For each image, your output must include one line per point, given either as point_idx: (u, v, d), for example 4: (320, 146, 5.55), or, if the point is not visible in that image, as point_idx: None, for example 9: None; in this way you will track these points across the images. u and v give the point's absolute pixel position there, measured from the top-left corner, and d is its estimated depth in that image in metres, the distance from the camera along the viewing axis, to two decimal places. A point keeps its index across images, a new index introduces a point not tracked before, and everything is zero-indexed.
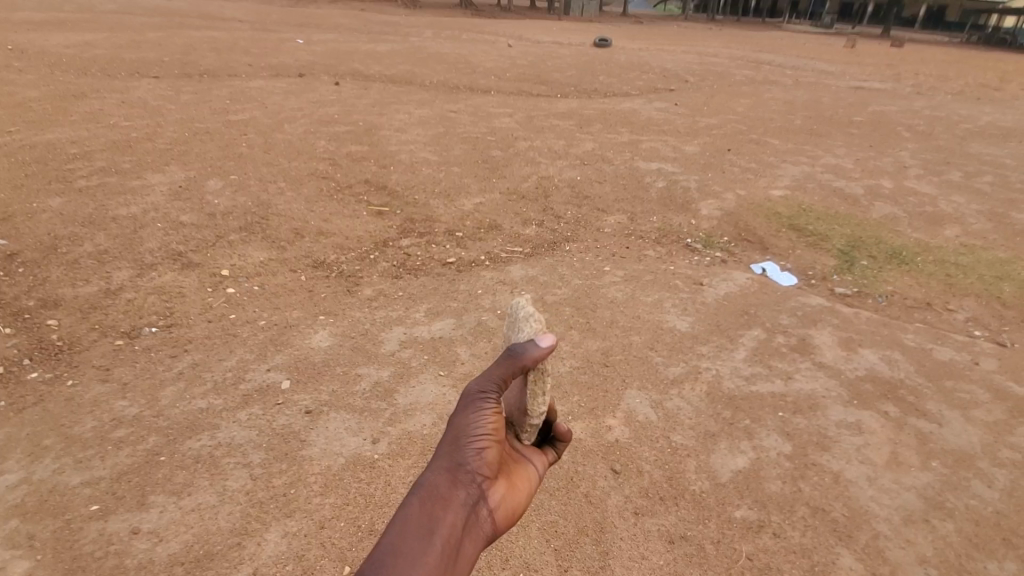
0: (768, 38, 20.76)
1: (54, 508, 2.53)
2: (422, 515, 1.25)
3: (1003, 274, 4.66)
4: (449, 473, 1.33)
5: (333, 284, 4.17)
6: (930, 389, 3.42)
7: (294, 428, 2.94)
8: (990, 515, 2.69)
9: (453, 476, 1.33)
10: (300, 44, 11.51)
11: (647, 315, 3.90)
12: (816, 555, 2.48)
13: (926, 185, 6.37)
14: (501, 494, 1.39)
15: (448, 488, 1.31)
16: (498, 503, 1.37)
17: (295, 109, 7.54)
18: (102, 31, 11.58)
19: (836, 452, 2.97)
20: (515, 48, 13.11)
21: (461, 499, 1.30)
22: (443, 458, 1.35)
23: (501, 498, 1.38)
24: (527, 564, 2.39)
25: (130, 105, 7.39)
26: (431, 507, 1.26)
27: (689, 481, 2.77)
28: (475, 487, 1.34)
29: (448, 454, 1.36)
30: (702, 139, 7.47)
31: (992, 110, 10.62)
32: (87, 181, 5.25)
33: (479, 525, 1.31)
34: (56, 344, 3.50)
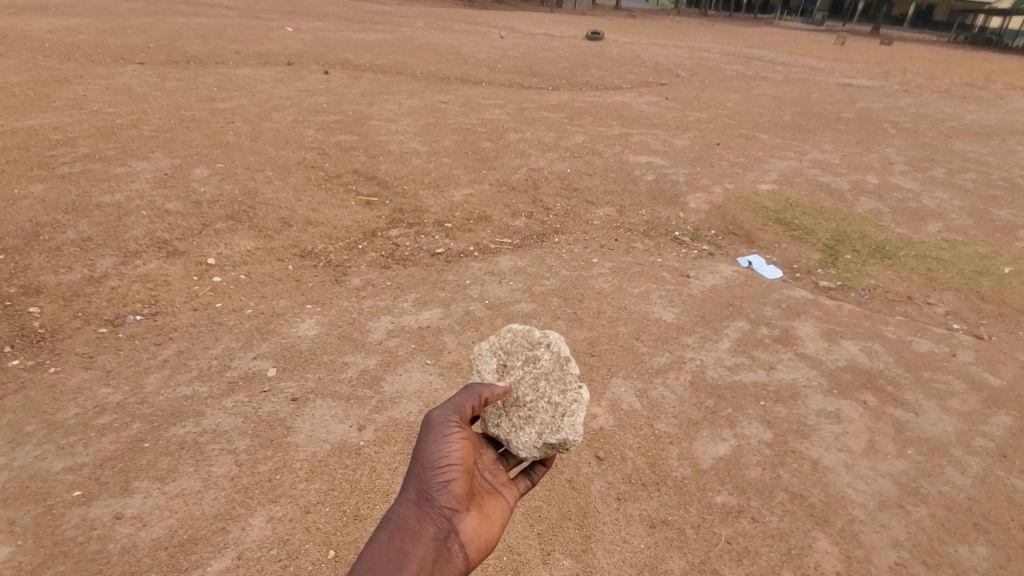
0: (760, 34, 20.82)
1: (36, 494, 2.52)
2: (390, 550, 1.36)
3: (982, 269, 4.75)
4: (415, 509, 1.45)
5: (321, 273, 4.17)
6: (908, 379, 3.49)
7: (279, 415, 2.95)
8: (962, 501, 2.77)
9: (420, 512, 1.45)
10: (289, 32, 11.38)
11: (633, 306, 3.94)
12: (793, 538, 2.54)
13: (910, 182, 6.46)
14: (470, 526, 1.50)
15: (416, 522, 1.43)
16: (467, 536, 1.48)
17: (283, 98, 7.45)
18: (85, 17, 11.35)
19: (815, 439, 3.04)
20: (506, 40, 13.05)
21: (429, 534, 1.42)
22: (412, 494, 1.48)
23: (470, 530, 1.49)
24: (510, 548, 2.42)
25: (115, 91, 7.27)
26: (399, 542, 1.38)
27: (671, 468, 2.82)
28: (443, 522, 1.45)
29: (415, 491, 1.48)
30: (692, 133, 7.51)
31: (976, 108, 10.76)
32: (70, 168, 5.18)
33: (448, 558, 1.43)
34: (38, 331, 3.46)
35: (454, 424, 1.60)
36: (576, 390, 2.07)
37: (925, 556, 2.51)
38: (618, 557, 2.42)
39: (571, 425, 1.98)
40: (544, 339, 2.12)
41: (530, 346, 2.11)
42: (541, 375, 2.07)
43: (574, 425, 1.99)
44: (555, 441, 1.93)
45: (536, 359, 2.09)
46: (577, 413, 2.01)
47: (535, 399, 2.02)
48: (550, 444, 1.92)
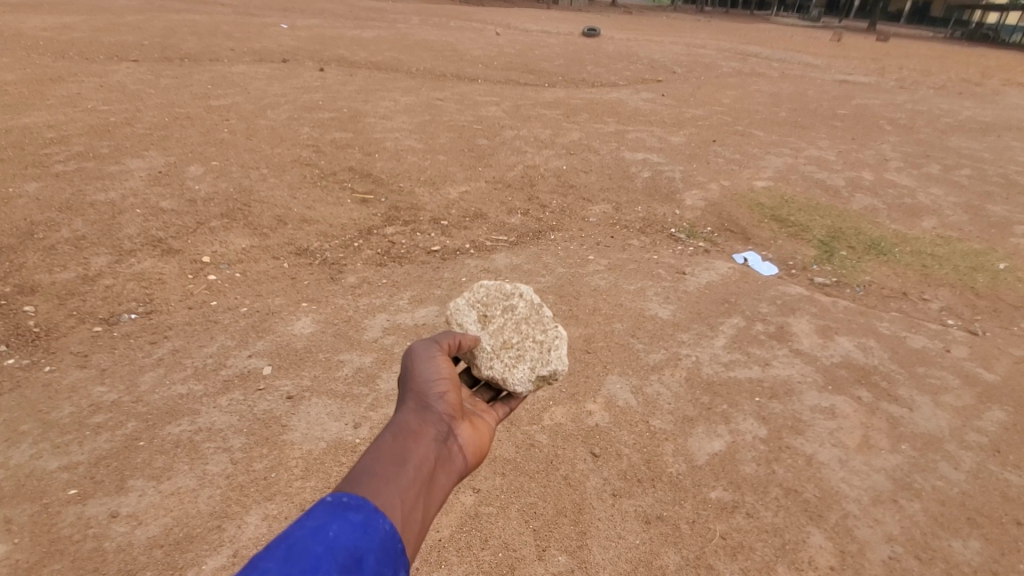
0: (757, 30, 20.80)
1: (31, 493, 2.52)
2: (394, 445, 1.32)
3: (977, 264, 4.78)
4: (415, 413, 1.43)
5: (317, 270, 4.16)
6: (902, 374, 3.51)
7: (275, 413, 2.94)
8: (955, 495, 2.79)
9: (420, 416, 1.43)
10: (284, 29, 11.32)
11: (629, 302, 3.94)
12: (788, 533, 2.55)
13: (905, 178, 6.48)
14: (467, 434, 1.49)
15: (417, 424, 1.40)
16: (465, 441, 1.47)
17: (278, 95, 7.42)
18: (79, 13, 11.28)
19: (809, 435, 3.05)
20: (502, 36, 13.00)
21: (431, 433, 1.40)
22: (409, 403, 1.46)
23: (467, 436, 1.48)
24: (506, 544, 2.43)
25: (109, 89, 7.23)
26: (402, 439, 1.34)
27: (666, 464, 2.83)
28: (443, 424, 1.44)
29: (414, 399, 1.46)
30: (688, 130, 7.51)
31: (972, 104, 10.78)
32: (64, 166, 5.16)
33: (449, 457, 1.40)
34: (33, 330, 3.45)
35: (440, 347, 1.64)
36: (554, 328, 2.29)
37: (919, 551, 2.53)
38: (613, 553, 2.43)
39: (557, 356, 2.20)
40: (516, 290, 2.27)
41: (506, 296, 2.24)
42: (522, 320, 2.24)
43: (560, 356, 2.23)
44: (545, 373, 2.14)
45: (513, 306, 2.24)
46: (559, 347, 2.24)
47: (521, 340, 2.16)
48: (541, 376, 2.13)
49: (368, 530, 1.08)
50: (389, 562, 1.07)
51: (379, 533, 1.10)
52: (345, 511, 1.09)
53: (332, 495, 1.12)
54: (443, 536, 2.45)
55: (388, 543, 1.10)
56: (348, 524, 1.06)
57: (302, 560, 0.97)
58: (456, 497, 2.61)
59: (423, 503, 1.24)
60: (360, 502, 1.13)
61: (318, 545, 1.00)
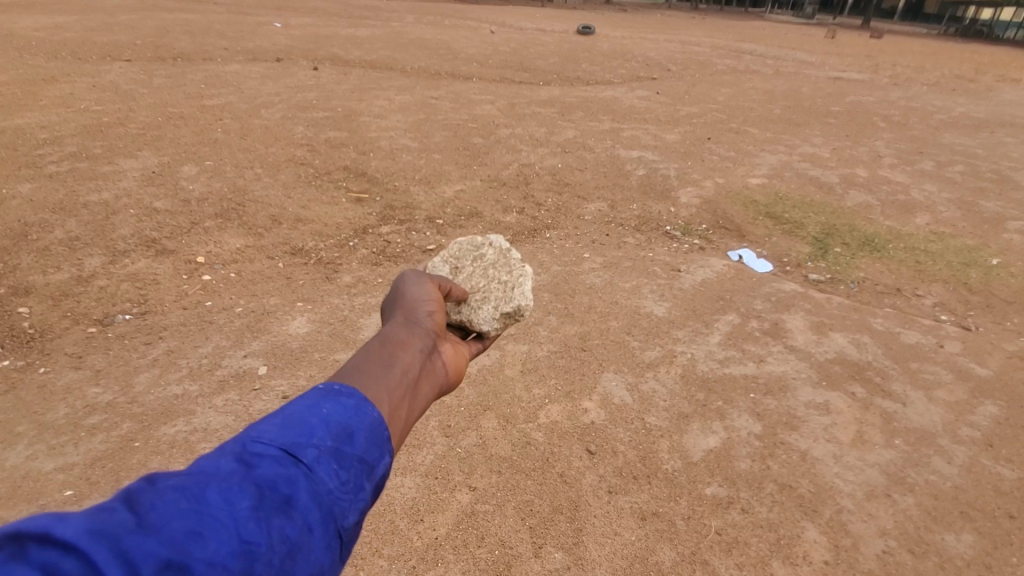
0: (751, 27, 20.83)
1: (26, 495, 2.51)
2: (383, 350, 1.34)
3: (970, 260, 4.81)
4: (403, 327, 1.46)
5: (312, 270, 4.15)
6: (896, 370, 3.53)
7: (270, 413, 2.94)
8: (948, 489, 2.81)
9: (408, 329, 1.45)
10: (278, 28, 11.26)
11: (625, 300, 3.95)
12: (782, 529, 2.57)
13: (899, 175, 6.50)
14: (448, 354, 1.53)
15: (405, 335, 1.42)
16: (447, 360, 1.50)
17: (272, 94, 7.39)
18: (70, 13, 11.19)
19: (803, 431, 3.07)
20: (497, 35, 12.97)
21: (417, 344, 1.42)
22: (396, 320, 1.49)
23: (449, 356, 1.52)
24: (502, 541, 2.44)
25: (101, 89, 7.19)
26: (390, 345, 1.37)
27: (662, 460, 2.84)
28: (429, 340, 1.47)
29: (401, 315, 1.50)
30: (683, 127, 7.52)
31: (965, 101, 10.83)
32: (57, 166, 5.13)
33: (433, 371, 1.42)
34: (27, 331, 3.44)
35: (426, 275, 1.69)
36: (520, 270, 2.31)
37: (912, 544, 2.55)
38: (609, 549, 2.44)
39: (521, 293, 2.20)
40: (485, 240, 2.36)
41: (474, 246, 2.33)
42: (490, 267, 2.29)
43: (524, 293, 2.22)
44: (510, 310, 2.12)
45: (481, 255, 2.32)
46: (524, 286, 2.25)
47: (487, 284, 2.19)
48: (507, 313, 2.11)
49: (358, 413, 1.11)
50: (377, 443, 1.10)
51: (369, 417, 1.12)
52: (339, 395, 1.13)
53: (325, 383, 1.16)
54: (439, 535, 2.45)
55: (377, 428, 1.12)
56: (340, 404, 1.11)
57: (297, 425, 1.02)
58: (453, 495, 2.61)
59: (407, 403, 1.26)
60: (352, 391, 1.16)
61: (312, 417, 1.04)
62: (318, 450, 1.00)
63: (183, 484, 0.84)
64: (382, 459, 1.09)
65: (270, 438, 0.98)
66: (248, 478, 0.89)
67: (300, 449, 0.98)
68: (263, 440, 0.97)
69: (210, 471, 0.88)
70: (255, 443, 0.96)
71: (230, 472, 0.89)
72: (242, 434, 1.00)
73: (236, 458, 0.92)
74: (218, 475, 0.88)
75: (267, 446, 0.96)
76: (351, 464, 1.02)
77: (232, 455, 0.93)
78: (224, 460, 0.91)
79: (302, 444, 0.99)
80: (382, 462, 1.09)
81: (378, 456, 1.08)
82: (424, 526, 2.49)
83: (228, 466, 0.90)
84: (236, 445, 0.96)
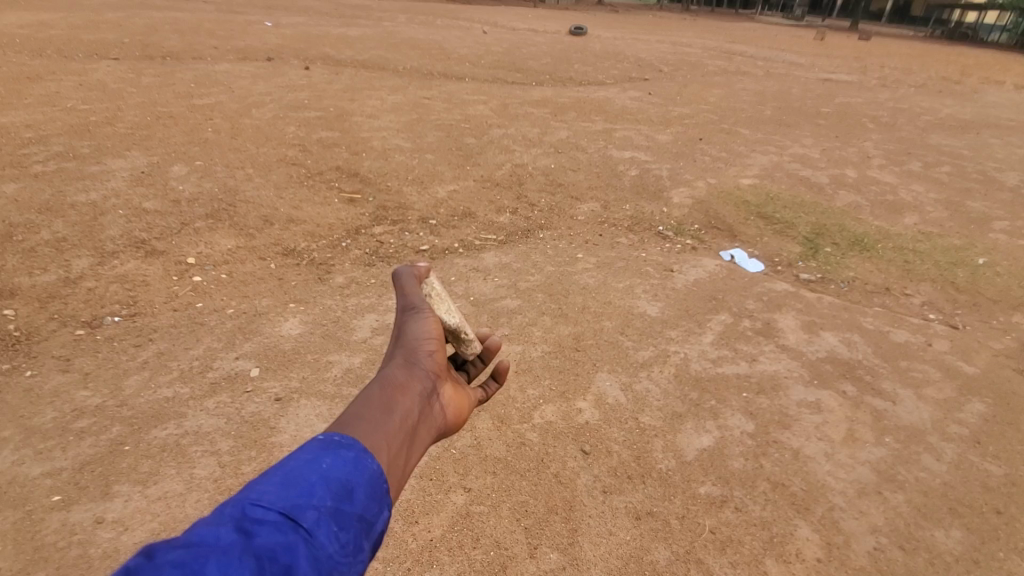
0: (742, 29, 20.95)
1: (14, 500, 2.47)
2: (382, 396, 1.34)
3: (957, 260, 4.87)
4: (402, 369, 1.43)
5: (304, 271, 4.13)
6: (885, 368, 3.57)
7: (263, 415, 2.92)
8: (938, 486, 2.84)
9: (408, 370, 1.43)
10: (268, 27, 11.18)
11: (618, 301, 3.96)
12: (775, 527, 2.59)
13: (888, 175, 6.57)
14: (449, 395, 1.50)
15: (405, 378, 1.41)
16: (447, 401, 1.48)
17: (263, 93, 7.34)
18: (56, 11, 11.04)
19: (796, 429, 3.09)
20: (490, 34, 12.98)
21: (417, 388, 1.40)
22: (396, 360, 1.47)
23: (450, 398, 1.49)
24: (498, 542, 2.44)
25: (88, 88, 7.10)
26: (388, 391, 1.35)
27: (656, 460, 2.85)
28: (428, 381, 1.45)
29: (403, 355, 1.48)
30: (675, 128, 7.56)
31: (951, 102, 10.97)
32: (43, 166, 5.05)
33: (431, 415, 1.41)
34: (13, 334, 3.38)
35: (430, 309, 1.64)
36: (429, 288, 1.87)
37: (902, 541, 2.58)
38: (604, 549, 2.45)
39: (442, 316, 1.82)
40: None
41: None
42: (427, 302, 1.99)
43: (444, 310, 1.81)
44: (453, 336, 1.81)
45: None
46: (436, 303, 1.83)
47: None
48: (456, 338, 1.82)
49: (357, 467, 1.12)
50: (376, 498, 1.10)
51: (368, 471, 1.13)
52: (338, 448, 1.14)
53: (324, 434, 1.17)
54: (435, 537, 2.45)
55: (375, 482, 1.12)
56: (340, 459, 1.11)
57: (297, 485, 1.02)
58: (447, 496, 2.61)
59: (404, 453, 1.26)
60: (351, 442, 1.17)
61: (312, 474, 1.05)
62: (319, 511, 1.00)
63: (182, 558, 0.83)
64: (381, 515, 1.09)
65: (269, 501, 0.98)
66: (248, 548, 0.88)
67: (300, 512, 0.98)
68: (263, 503, 0.97)
69: (209, 542, 0.87)
70: (255, 508, 0.96)
71: (230, 543, 0.88)
72: (241, 496, 1.00)
73: (235, 526, 0.91)
74: (217, 546, 0.87)
75: (267, 510, 0.96)
76: (350, 523, 1.02)
77: (231, 522, 0.92)
78: (224, 529, 0.91)
79: (302, 506, 0.99)
80: (380, 517, 1.09)
81: (376, 511, 1.09)
82: (419, 527, 2.48)
83: (228, 536, 0.89)
84: (236, 510, 0.95)
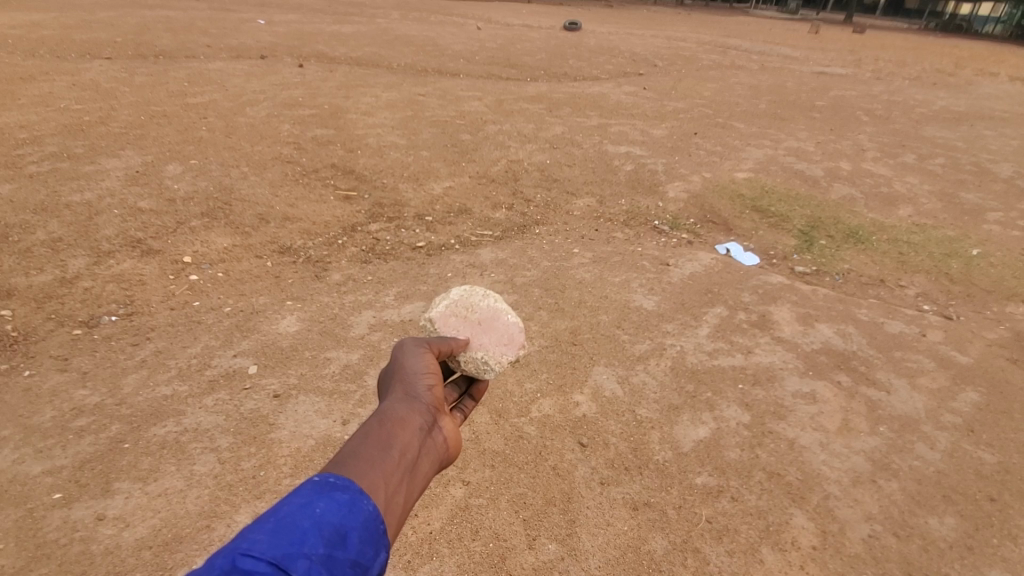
0: (737, 23, 20.92)
1: (14, 498, 2.48)
2: (380, 430, 1.29)
3: (951, 251, 4.90)
4: (402, 401, 1.39)
5: (301, 268, 4.13)
6: (880, 359, 3.60)
7: (262, 412, 2.93)
8: (931, 474, 2.87)
9: (407, 403, 1.39)
10: (261, 25, 11.14)
11: (615, 294, 3.98)
12: (771, 516, 2.61)
13: (882, 168, 6.60)
14: (449, 427, 1.45)
15: (404, 411, 1.36)
16: (448, 433, 1.42)
17: (256, 92, 7.31)
18: (47, 11, 10.98)
19: (791, 420, 3.12)
20: (484, 31, 12.98)
21: (417, 421, 1.36)
22: (395, 393, 1.41)
23: (451, 429, 1.44)
24: (497, 534, 2.46)
25: (81, 88, 7.07)
26: (387, 426, 1.31)
27: (653, 452, 2.88)
28: (428, 414, 1.40)
29: (401, 388, 1.42)
30: (669, 123, 7.57)
31: (945, 94, 11.00)
32: (37, 166, 5.04)
33: (434, 447, 1.37)
34: (10, 334, 3.38)
35: (425, 346, 1.60)
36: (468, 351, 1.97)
37: (896, 528, 2.61)
38: (602, 540, 2.47)
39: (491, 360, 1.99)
40: (432, 323, 2.13)
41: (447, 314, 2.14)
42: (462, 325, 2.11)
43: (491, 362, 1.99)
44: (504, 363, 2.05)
45: (452, 322, 2.12)
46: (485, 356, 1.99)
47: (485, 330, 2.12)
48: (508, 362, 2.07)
49: (353, 510, 1.09)
50: (371, 541, 1.08)
51: (364, 512, 1.10)
52: (332, 490, 1.10)
53: (319, 475, 1.13)
54: (434, 529, 2.46)
55: (372, 523, 1.10)
56: (334, 501, 1.08)
57: (290, 533, 0.98)
58: (446, 490, 2.62)
59: (404, 489, 1.22)
60: (347, 483, 1.13)
61: (304, 520, 1.01)
62: (310, 560, 0.96)
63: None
64: (377, 557, 1.07)
65: (260, 551, 0.93)
66: None
67: (292, 562, 0.94)
68: (253, 553, 0.92)
69: None
70: (245, 558, 0.90)
71: None
72: (230, 546, 0.94)
73: None
74: None
75: (257, 561, 0.91)
76: (344, 570, 1.00)
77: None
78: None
79: (293, 555, 0.95)
80: (376, 561, 1.07)
81: (372, 554, 1.07)
82: (418, 521, 2.49)
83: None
84: (225, 561, 0.89)
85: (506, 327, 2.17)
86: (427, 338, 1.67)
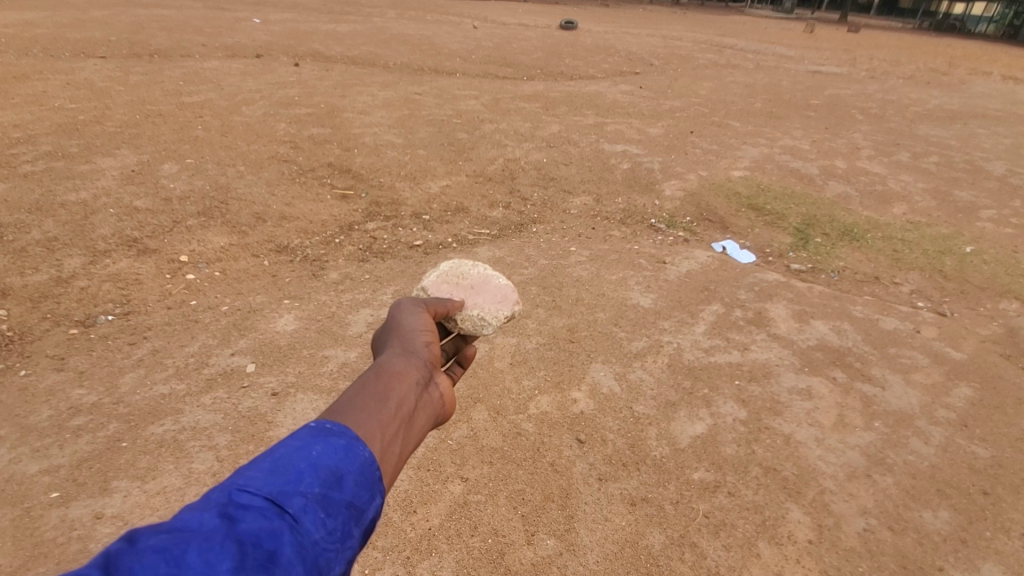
0: (734, 22, 20.93)
1: (11, 497, 2.48)
2: (377, 383, 1.27)
3: (945, 249, 4.93)
4: (400, 356, 1.37)
5: (298, 267, 4.13)
6: (875, 355, 3.63)
7: (260, 410, 2.93)
8: (926, 468, 2.90)
9: (405, 358, 1.37)
10: (257, 24, 11.10)
11: (612, 292, 3.99)
12: (767, 510, 2.63)
13: (877, 166, 6.63)
14: (445, 384, 1.43)
15: (402, 365, 1.35)
16: (445, 389, 1.41)
17: (251, 91, 7.28)
18: (41, 10, 10.91)
19: (787, 416, 3.14)
20: (480, 30, 12.94)
21: (414, 375, 1.34)
22: (393, 349, 1.40)
23: (447, 386, 1.43)
24: (496, 530, 2.47)
25: (75, 87, 7.04)
26: (385, 379, 1.29)
27: (650, 448, 2.89)
28: (425, 370, 1.38)
29: (399, 344, 1.41)
30: (666, 121, 7.59)
31: (940, 94, 11.06)
32: (32, 166, 5.02)
33: (430, 403, 1.35)
34: (6, 334, 3.37)
35: (421, 308, 1.59)
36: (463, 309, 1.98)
37: (892, 522, 2.63)
38: (600, 535, 2.48)
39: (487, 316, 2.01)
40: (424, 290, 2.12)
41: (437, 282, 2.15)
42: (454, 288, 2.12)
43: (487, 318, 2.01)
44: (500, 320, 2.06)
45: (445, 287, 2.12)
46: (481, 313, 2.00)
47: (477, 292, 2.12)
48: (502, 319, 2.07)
49: (349, 454, 1.08)
50: (367, 485, 1.07)
51: (360, 458, 1.09)
52: (329, 435, 1.10)
53: (316, 421, 1.13)
54: (433, 526, 2.47)
55: (368, 469, 1.09)
56: (331, 446, 1.07)
57: (286, 472, 0.99)
58: (445, 486, 2.63)
59: (400, 440, 1.21)
60: (343, 429, 1.13)
61: (301, 461, 1.02)
62: (306, 498, 0.96)
63: (163, 545, 0.80)
64: (373, 501, 1.06)
65: (256, 486, 0.95)
66: (230, 535, 0.86)
67: (287, 498, 0.95)
68: (249, 488, 0.94)
69: (191, 528, 0.84)
70: (241, 493, 0.93)
71: (213, 529, 0.85)
72: (227, 481, 0.96)
73: (219, 512, 0.89)
74: (200, 532, 0.84)
75: (253, 496, 0.93)
76: (339, 510, 0.99)
77: (216, 508, 0.89)
78: (208, 514, 0.88)
79: (288, 493, 0.96)
80: (372, 505, 1.06)
81: (368, 498, 1.06)
82: (417, 517, 2.50)
83: (211, 522, 0.86)
84: (222, 495, 0.92)
85: (498, 288, 2.19)
86: (422, 300, 1.66)
